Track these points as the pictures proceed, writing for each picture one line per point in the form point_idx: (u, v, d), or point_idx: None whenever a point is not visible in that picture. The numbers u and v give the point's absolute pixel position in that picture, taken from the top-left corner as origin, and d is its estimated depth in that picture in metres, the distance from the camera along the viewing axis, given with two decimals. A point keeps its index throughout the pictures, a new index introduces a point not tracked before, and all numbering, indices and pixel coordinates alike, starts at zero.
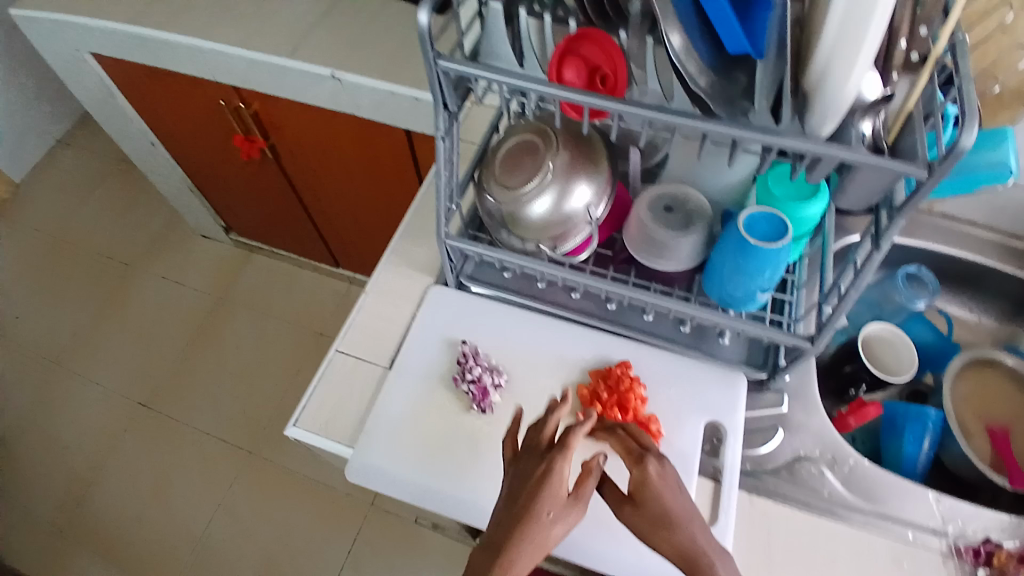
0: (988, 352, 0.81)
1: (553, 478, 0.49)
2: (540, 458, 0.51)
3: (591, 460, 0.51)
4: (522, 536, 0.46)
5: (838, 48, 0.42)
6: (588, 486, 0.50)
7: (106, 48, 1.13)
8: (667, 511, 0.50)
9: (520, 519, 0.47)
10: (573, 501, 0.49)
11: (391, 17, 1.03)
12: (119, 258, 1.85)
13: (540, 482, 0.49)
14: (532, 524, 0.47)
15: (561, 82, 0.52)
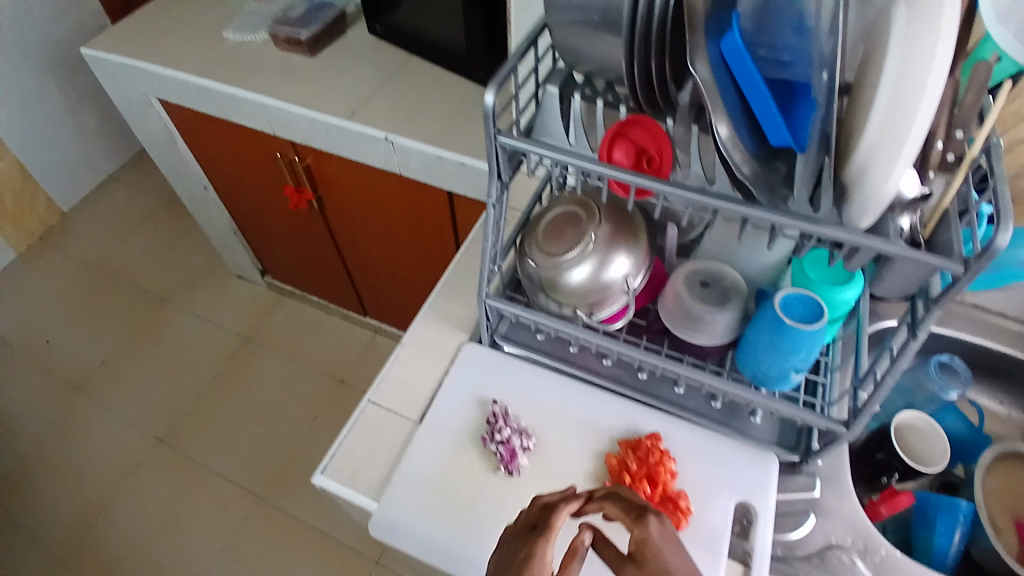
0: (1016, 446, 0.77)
1: (535, 561, 0.46)
2: (523, 540, 0.48)
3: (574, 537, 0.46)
4: None
5: (879, 149, 0.44)
6: (573, 567, 0.45)
7: (173, 96, 1.21)
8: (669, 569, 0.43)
9: None
10: None
11: (442, 88, 1.10)
12: (156, 292, 1.91)
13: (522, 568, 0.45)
14: None
15: (610, 161, 0.55)
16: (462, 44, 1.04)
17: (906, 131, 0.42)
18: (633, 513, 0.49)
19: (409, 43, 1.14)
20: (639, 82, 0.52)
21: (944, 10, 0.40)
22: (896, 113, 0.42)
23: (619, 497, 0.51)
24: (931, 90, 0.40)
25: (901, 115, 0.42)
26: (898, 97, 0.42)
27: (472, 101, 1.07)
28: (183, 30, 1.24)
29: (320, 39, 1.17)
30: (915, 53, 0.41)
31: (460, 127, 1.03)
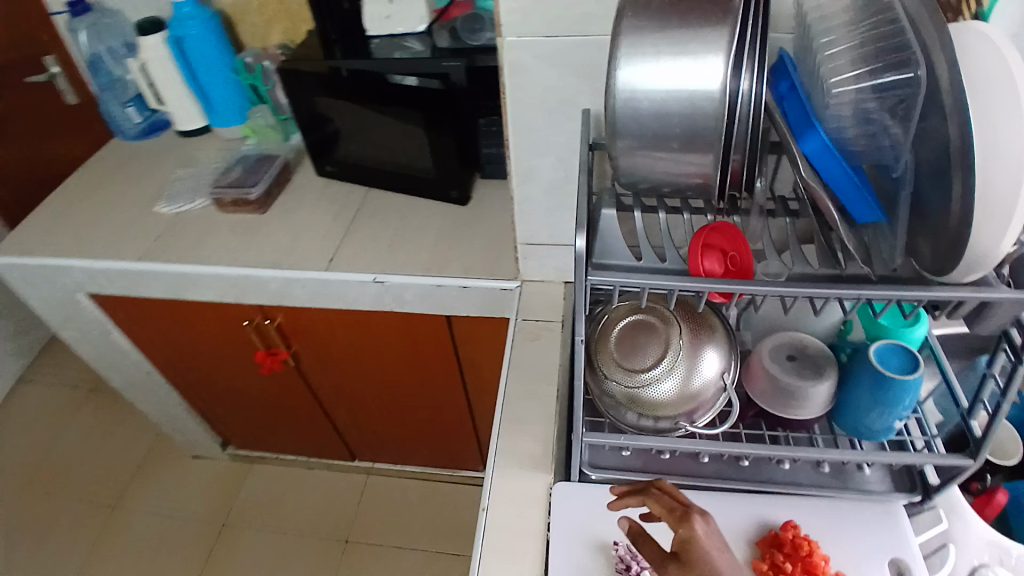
0: None
1: None
2: None
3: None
4: None
5: (981, 219, 0.42)
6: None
7: (109, 288, 1.07)
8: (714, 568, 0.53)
9: None
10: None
11: (414, 218, 1.08)
12: (101, 497, 1.63)
13: None
14: None
15: (704, 272, 0.54)
16: (428, 167, 1.03)
17: (1013, 201, 0.41)
18: (674, 512, 0.57)
19: (364, 176, 1.12)
20: (724, 185, 0.49)
21: (1020, 91, 0.40)
22: (995, 185, 0.42)
23: (659, 497, 0.58)
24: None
25: (1001, 188, 0.41)
26: (994, 172, 0.42)
27: (451, 223, 1.05)
28: (109, 215, 1.13)
29: (269, 192, 1.12)
30: (1005, 128, 0.41)
31: (449, 253, 1.00)
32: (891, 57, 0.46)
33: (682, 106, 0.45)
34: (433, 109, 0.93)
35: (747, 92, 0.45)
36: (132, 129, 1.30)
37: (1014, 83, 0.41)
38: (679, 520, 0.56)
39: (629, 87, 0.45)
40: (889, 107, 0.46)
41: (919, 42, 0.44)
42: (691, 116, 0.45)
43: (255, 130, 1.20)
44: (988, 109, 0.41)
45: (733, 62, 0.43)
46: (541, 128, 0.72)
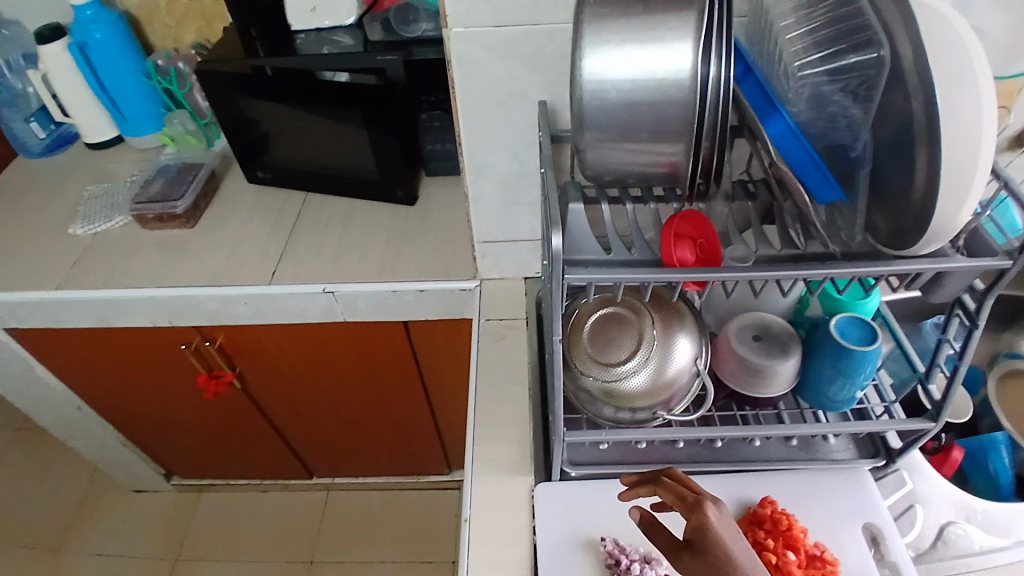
0: (1008, 363, 0.85)
1: None
2: None
3: None
4: None
5: (941, 192, 0.44)
6: None
7: (23, 321, 0.96)
8: (727, 556, 0.52)
9: None
10: None
11: (360, 222, 1.03)
12: (27, 547, 1.47)
13: None
14: None
15: (677, 262, 0.53)
16: (372, 168, 0.99)
17: (970, 174, 0.43)
18: (685, 500, 0.56)
19: (301, 181, 1.06)
20: (694, 175, 0.48)
21: (976, 65, 0.41)
22: (956, 157, 0.43)
23: (670, 488, 0.58)
24: (988, 136, 0.42)
25: (961, 161, 0.43)
26: (956, 145, 0.42)
27: (400, 226, 1.01)
28: (15, 240, 1.02)
29: (197, 204, 1.04)
30: (966, 102, 0.42)
31: (401, 257, 0.96)
32: (851, 40, 0.48)
33: (652, 93, 0.44)
34: (372, 107, 0.89)
35: (717, 75, 0.43)
36: (37, 145, 1.17)
37: (971, 57, 0.41)
38: (692, 508, 0.55)
39: (597, 77, 0.43)
40: (849, 88, 0.48)
41: (881, 24, 0.45)
42: (660, 104, 0.44)
43: (174, 136, 1.10)
44: (947, 83, 0.42)
45: (703, 48, 0.43)
46: (493, 123, 0.70)
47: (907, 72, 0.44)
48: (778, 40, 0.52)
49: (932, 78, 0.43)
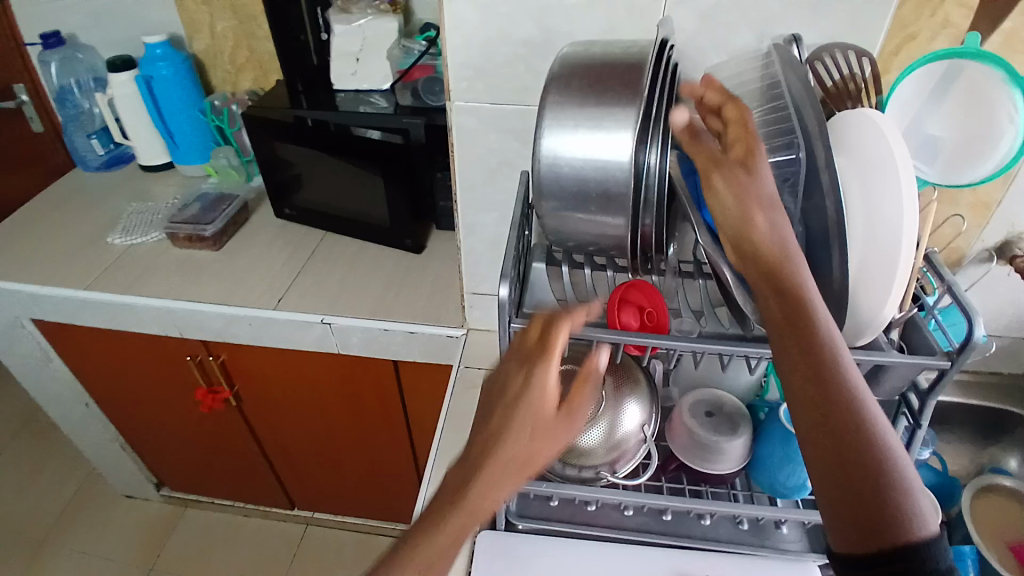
0: (986, 477, 0.84)
1: (538, 380, 0.48)
2: (525, 361, 0.50)
3: (587, 368, 0.53)
4: (525, 411, 0.48)
5: (867, 280, 0.49)
6: (584, 396, 0.51)
7: (51, 315, 1.06)
8: (764, 192, 0.47)
9: (520, 396, 0.48)
10: (567, 414, 0.50)
11: (369, 263, 1.10)
12: (15, 535, 1.52)
13: (524, 394, 0.48)
14: (530, 402, 0.48)
15: (621, 326, 0.58)
16: (385, 217, 1.07)
17: (896, 263, 0.47)
18: (720, 149, 0.49)
19: (323, 221, 1.14)
20: (636, 245, 0.53)
21: (901, 167, 0.47)
22: (878, 249, 0.48)
23: (699, 144, 0.49)
24: (909, 229, 0.47)
25: (885, 253, 0.48)
26: (878, 238, 0.48)
27: (404, 270, 1.08)
28: (62, 243, 1.13)
29: (225, 230, 1.13)
30: (883, 202, 0.48)
31: (399, 299, 1.03)
32: (778, 139, 0.52)
33: (597, 172, 0.49)
34: (389, 161, 0.97)
35: (651, 165, 0.49)
36: (94, 159, 1.32)
37: (892, 163, 0.48)
38: (737, 151, 0.48)
39: (553, 154, 0.49)
40: (780, 181, 0.51)
41: (803, 128, 0.49)
42: (606, 182, 0.49)
43: (218, 169, 1.23)
44: (876, 181, 0.48)
45: (641, 136, 0.48)
46: (485, 185, 0.77)
47: (824, 169, 0.47)
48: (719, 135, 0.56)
49: (859, 181, 0.50)
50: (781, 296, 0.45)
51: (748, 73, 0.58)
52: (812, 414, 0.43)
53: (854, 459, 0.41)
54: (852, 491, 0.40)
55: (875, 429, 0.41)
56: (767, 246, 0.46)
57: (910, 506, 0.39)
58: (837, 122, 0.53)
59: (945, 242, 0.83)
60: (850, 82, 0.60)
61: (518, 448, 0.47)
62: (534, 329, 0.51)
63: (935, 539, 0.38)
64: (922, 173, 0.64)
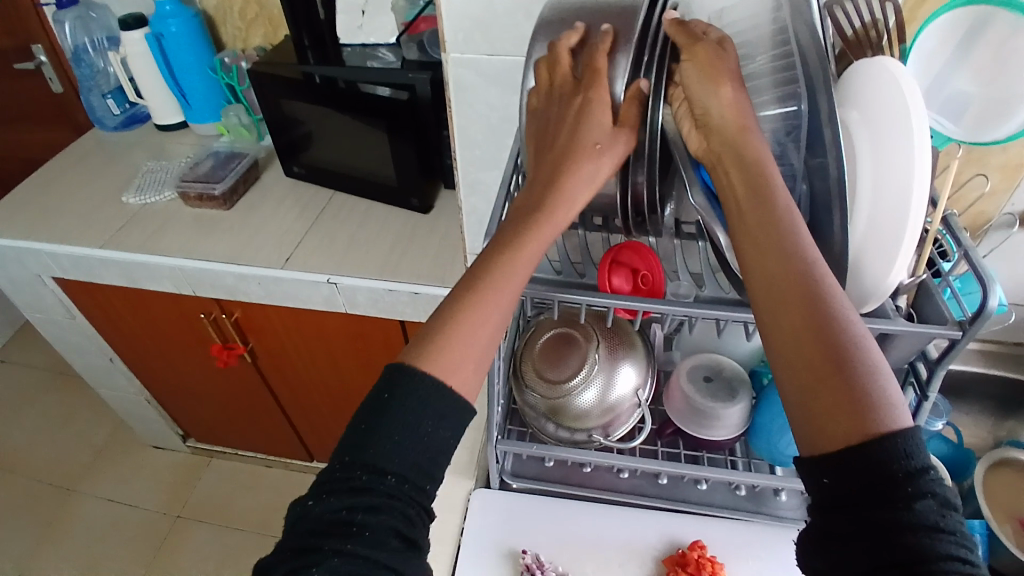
0: (1002, 450, 0.81)
1: (590, 108, 0.48)
2: (572, 94, 0.50)
3: (635, 90, 0.48)
4: (573, 161, 0.48)
5: (874, 244, 0.46)
6: (632, 119, 0.48)
7: (70, 272, 1.09)
8: (732, 67, 0.47)
9: (569, 141, 0.49)
10: (615, 133, 0.48)
11: (377, 223, 1.10)
12: (58, 478, 1.62)
13: (578, 116, 0.48)
14: (578, 149, 0.48)
15: (612, 288, 0.58)
16: (392, 176, 1.06)
17: (903, 227, 0.44)
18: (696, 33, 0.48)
19: (332, 180, 1.14)
20: (629, 205, 0.54)
21: (915, 120, 0.43)
22: (887, 211, 0.45)
23: (679, 26, 0.48)
24: (918, 189, 0.43)
25: (892, 215, 0.44)
26: (885, 198, 0.45)
27: (412, 229, 1.08)
28: (80, 202, 1.15)
29: (235, 189, 1.13)
30: (893, 159, 0.44)
31: (406, 259, 1.02)
32: (781, 88, 0.48)
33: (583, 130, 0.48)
34: (395, 118, 0.95)
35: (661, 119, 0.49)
36: (111, 120, 1.33)
37: (905, 114, 0.44)
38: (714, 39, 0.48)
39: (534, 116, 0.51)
40: (786, 133, 0.48)
41: (805, 80, 0.46)
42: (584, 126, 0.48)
43: (229, 128, 1.23)
44: (891, 135, 0.44)
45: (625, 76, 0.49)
46: (484, 143, 0.75)
47: (827, 121, 0.45)
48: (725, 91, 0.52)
49: (870, 136, 0.46)
50: (746, 182, 0.45)
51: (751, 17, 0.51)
52: (780, 315, 0.41)
53: (821, 354, 0.39)
54: (819, 386, 0.38)
55: (845, 326, 0.39)
56: (734, 127, 0.46)
57: (880, 397, 0.37)
58: (853, 70, 0.49)
59: (963, 205, 0.79)
60: (871, 29, 0.56)
61: (586, 158, 0.48)
62: (562, 63, 0.51)
63: (907, 430, 0.36)
64: (943, 128, 0.59)
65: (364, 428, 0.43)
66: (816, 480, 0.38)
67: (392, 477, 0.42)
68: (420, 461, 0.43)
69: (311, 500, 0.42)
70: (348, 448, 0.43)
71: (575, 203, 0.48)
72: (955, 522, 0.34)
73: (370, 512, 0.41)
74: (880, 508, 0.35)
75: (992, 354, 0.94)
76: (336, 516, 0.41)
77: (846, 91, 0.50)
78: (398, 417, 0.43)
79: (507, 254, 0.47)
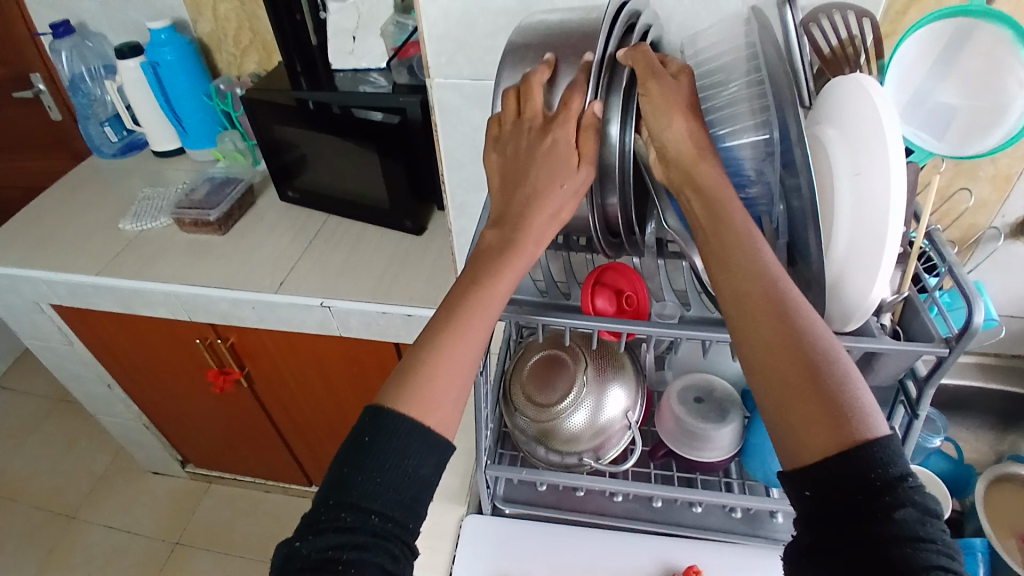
0: (1004, 467, 0.79)
1: (553, 138, 0.49)
2: (541, 132, 0.50)
3: (585, 116, 0.48)
4: (537, 207, 0.50)
5: (856, 263, 0.45)
6: (590, 144, 0.48)
7: (67, 299, 1.10)
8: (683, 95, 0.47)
9: (536, 191, 0.50)
10: (580, 167, 0.49)
11: (371, 245, 1.10)
12: (58, 505, 1.62)
13: (547, 152, 0.49)
14: (545, 194, 0.50)
15: (595, 310, 0.58)
16: (384, 199, 1.06)
17: (881, 246, 0.44)
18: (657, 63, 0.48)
19: (325, 204, 1.14)
20: (603, 224, 0.55)
21: (889, 138, 0.43)
22: (868, 231, 0.44)
23: (642, 52, 0.48)
24: (896, 208, 0.43)
25: (872, 231, 0.44)
26: (864, 218, 0.44)
27: (405, 251, 1.08)
28: (76, 230, 1.16)
29: (230, 214, 1.14)
30: (870, 177, 0.44)
31: (399, 280, 1.03)
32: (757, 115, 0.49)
33: (545, 157, 0.49)
34: (386, 141, 0.96)
35: (617, 140, 0.49)
36: (109, 148, 1.35)
37: (881, 130, 0.43)
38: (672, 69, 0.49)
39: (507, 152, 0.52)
40: (760, 158, 0.49)
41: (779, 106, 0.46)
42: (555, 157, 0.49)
43: (225, 154, 1.25)
44: (867, 156, 0.44)
45: (598, 96, 0.49)
46: (471, 165, 0.75)
47: (797, 144, 0.45)
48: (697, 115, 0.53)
49: (847, 154, 0.46)
50: (707, 211, 0.46)
51: (726, 40, 0.53)
52: (751, 331, 0.42)
53: (795, 366, 0.40)
54: (795, 400, 0.39)
55: (814, 339, 0.41)
56: (690, 157, 0.46)
57: (855, 406, 0.38)
58: (830, 89, 0.49)
59: (952, 218, 0.79)
60: (849, 45, 0.56)
61: (552, 196, 0.49)
62: (533, 96, 0.50)
63: (882, 438, 0.37)
64: (923, 142, 0.59)
65: (346, 469, 0.43)
66: (798, 492, 0.39)
67: (376, 516, 0.42)
68: (404, 500, 0.43)
69: (297, 541, 0.42)
70: (332, 488, 0.43)
71: (542, 241, 0.51)
72: (936, 530, 0.36)
73: (357, 550, 0.41)
74: (863, 519, 0.36)
75: (989, 367, 0.93)
76: (322, 556, 0.41)
77: (821, 110, 0.49)
78: (381, 457, 0.43)
79: (480, 290, 0.48)
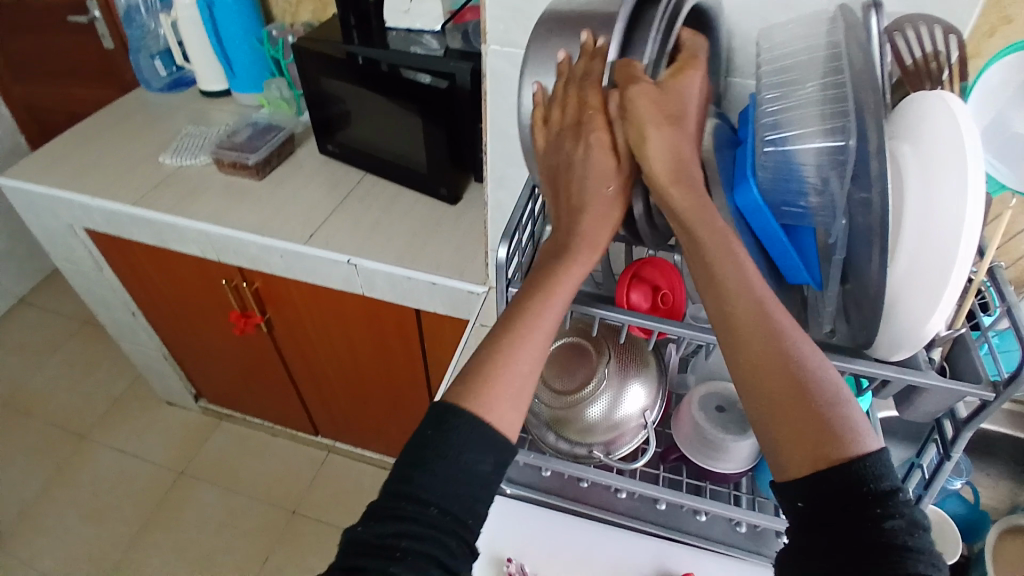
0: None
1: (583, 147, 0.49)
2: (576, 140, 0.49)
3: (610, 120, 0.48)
4: (562, 211, 0.51)
5: (915, 287, 0.43)
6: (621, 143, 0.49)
7: (103, 226, 1.11)
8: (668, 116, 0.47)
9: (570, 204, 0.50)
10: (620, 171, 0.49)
11: (403, 208, 1.09)
12: (74, 423, 1.68)
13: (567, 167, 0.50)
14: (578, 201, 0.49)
15: (628, 304, 0.56)
16: (422, 162, 1.05)
17: (947, 272, 0.41)
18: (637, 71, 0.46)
19: (363, 161, 1.13)
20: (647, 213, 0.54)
21: (969, 155, 0.40)
22: (935, 254, 0.41)
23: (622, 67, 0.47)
24: (968, 234, 0.40)
25: (937, 255, 0.41)
26: (930, 240, 0.42)
27: (436, 219, 1.07)
28: (118, 160, 1.17)
29: (268, 161, 1.14)
30: (943, 195, 0.41)
31: (428, 247, 1.01)
32: (832, 120, 0.46)
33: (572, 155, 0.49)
34: (432, 106, 0.94)
35: None
36: (157, 82, 1.36)
37: (961, 147, 0.40)
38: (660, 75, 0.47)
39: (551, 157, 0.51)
40: (827, 167, 0.46)
41: (856, 111, 0.43)
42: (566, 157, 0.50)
43: (270, 100, 1.24)
44: (943, 174, 0.41)
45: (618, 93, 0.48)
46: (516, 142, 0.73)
47: (874, 155, 0.41)
48: (764, 111, 0.50)
49: (917, 169, 0.43)
50: None
51: (805, 41, 0.50)
52: (746, 342, 0.43)
53: (791, 390, 0.41)
54: (783, 409, 0.41)
55: (803, 363, 0.42)
56: (663, 175, 0.46)
57: (839, 430, 0.40)
58: (911, 101, 0.46)
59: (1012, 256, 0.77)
60: (932, 60, 0.52)
61: (597, 206, 0.49)
62: (592, 93, 0.48)
63: (870, 453, 0.39)
64: (998, 173, 0.55)
65: (413, 464, 0.43)
66: (792, 504, 0.41)
67: (434, 508, 0.42)
68: (464, 496, 0.43)
69: (359, 526, 0.42)
70: (397, 477, 0.43)
71: (557, 234, 0.50)
72: (924, 541, 0.37)
73: (416, 540, 0.41)
74: (852, 528, 0.38)
75: None
76: (383, 543, 0.41)
77: (898, 123, 0.46)
78: (440, 450, 0.43)
79: None
